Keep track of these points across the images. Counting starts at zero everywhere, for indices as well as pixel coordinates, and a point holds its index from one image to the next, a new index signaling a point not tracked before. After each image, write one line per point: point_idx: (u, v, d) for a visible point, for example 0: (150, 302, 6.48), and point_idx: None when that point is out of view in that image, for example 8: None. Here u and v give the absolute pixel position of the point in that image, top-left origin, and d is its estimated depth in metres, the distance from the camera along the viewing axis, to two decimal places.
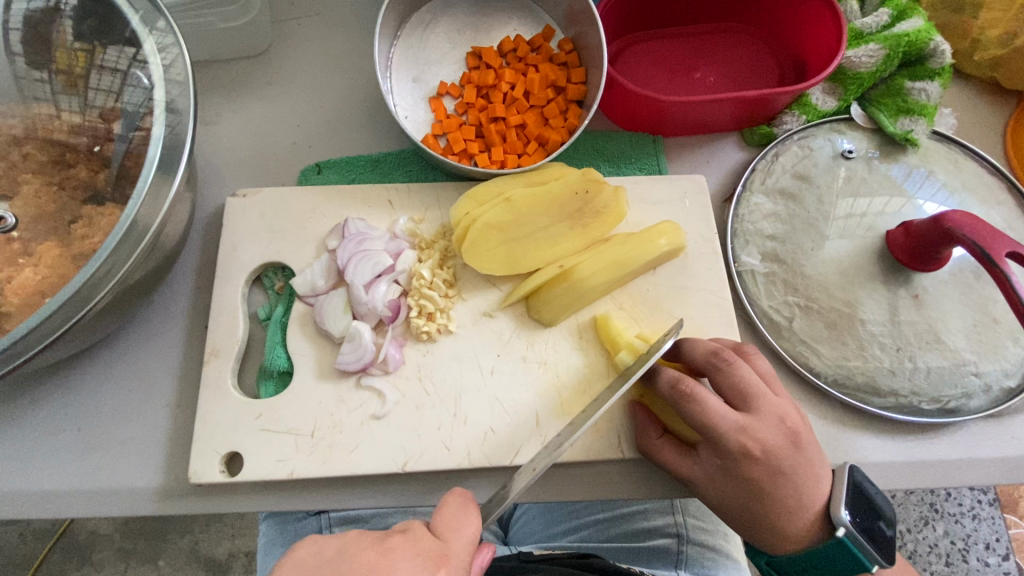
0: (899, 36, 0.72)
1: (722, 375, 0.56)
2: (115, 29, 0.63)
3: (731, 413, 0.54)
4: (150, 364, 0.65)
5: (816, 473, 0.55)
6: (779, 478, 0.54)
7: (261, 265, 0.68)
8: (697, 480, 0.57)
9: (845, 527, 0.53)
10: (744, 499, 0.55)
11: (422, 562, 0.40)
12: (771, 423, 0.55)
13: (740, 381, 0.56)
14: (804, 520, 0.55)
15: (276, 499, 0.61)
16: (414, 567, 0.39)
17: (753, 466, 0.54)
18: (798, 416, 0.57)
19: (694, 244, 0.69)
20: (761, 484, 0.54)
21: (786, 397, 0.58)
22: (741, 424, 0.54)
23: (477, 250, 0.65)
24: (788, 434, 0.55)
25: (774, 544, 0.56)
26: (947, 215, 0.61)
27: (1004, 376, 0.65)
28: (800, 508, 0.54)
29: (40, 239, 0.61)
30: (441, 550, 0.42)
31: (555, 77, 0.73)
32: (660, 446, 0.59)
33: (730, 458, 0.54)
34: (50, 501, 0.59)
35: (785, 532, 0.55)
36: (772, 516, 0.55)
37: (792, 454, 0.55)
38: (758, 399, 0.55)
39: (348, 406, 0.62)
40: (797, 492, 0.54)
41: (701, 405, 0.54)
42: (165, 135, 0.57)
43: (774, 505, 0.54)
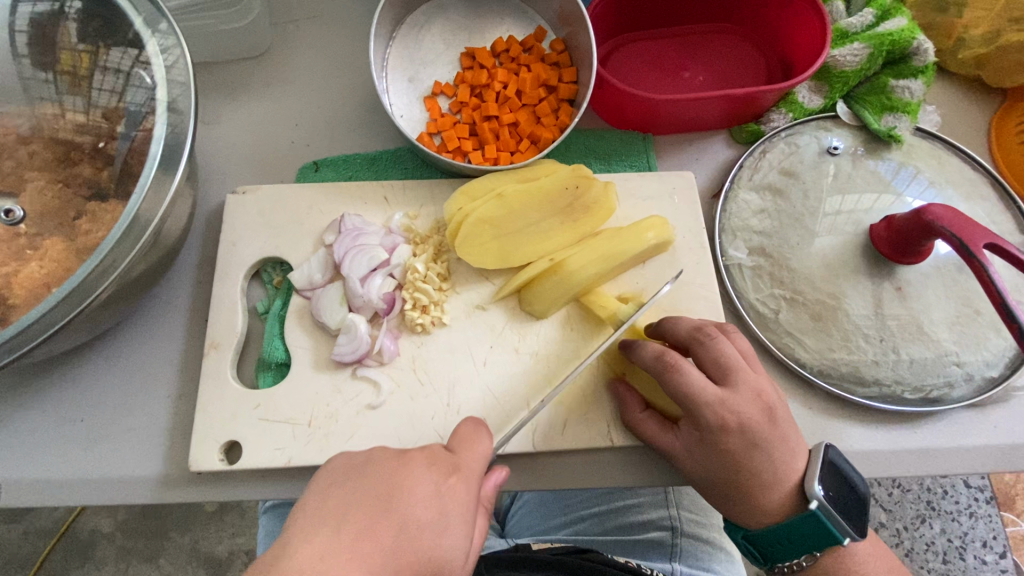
0: (883, 35, 0.74)
1: (704, 349, 0.58)
2: (119, 31, 0.65)
3: (710, 386, 0.55)
4: (151, 356, 0.67)
5: (791, 449, 0.57)
6: (755, 451, 0.55)
7: (260, 260, 0.70)
8: (677, 452, 0.59)
9: (818, 500, 0.55)
10: (720, 472, 0.56)
11: (434, 470, 0.45)
12: (749, 398, 0.56)
13: (721, 356, 0.57)
14: (778, 495, 0.56)
15: (274, 487, 0.63)
16: (425, 475, 0.45)
17: (730, 439, 0.55)
18: (775, 391, 0.58)
19: (682, 239, 0.71)
20: (737, 457, 0.56)
21: (763, 373, 0.59)
22: (720, 397, 0.55)
23: (470, 243, 0.66)
24: (765, 409, 0.56)
25: (748, 516, 0.57)
26: (929, 209, 0.63)
27: (986, 366, 0.66)
28: (776, 482, 0.56)
29: (45, 235, 0.63)
30: (453, 462, 0.47)
31: (547, 77, 0.75)
32: (643, 419, 0.61)
33: (708, 431, 0.56)
34: (54, 489, 0.61)
35: (760, 505, 0.56)
36: (747, 489, 0.56)
37: (768, 428, 0.56)
38: (738, 373, 0.57)
39: (344, 396, 0.64)
40: (772, 467, 0.56)
41: (682, 376, 0.55)
42: (167, 133, 0.59)
43: (750, 478, 0.56)
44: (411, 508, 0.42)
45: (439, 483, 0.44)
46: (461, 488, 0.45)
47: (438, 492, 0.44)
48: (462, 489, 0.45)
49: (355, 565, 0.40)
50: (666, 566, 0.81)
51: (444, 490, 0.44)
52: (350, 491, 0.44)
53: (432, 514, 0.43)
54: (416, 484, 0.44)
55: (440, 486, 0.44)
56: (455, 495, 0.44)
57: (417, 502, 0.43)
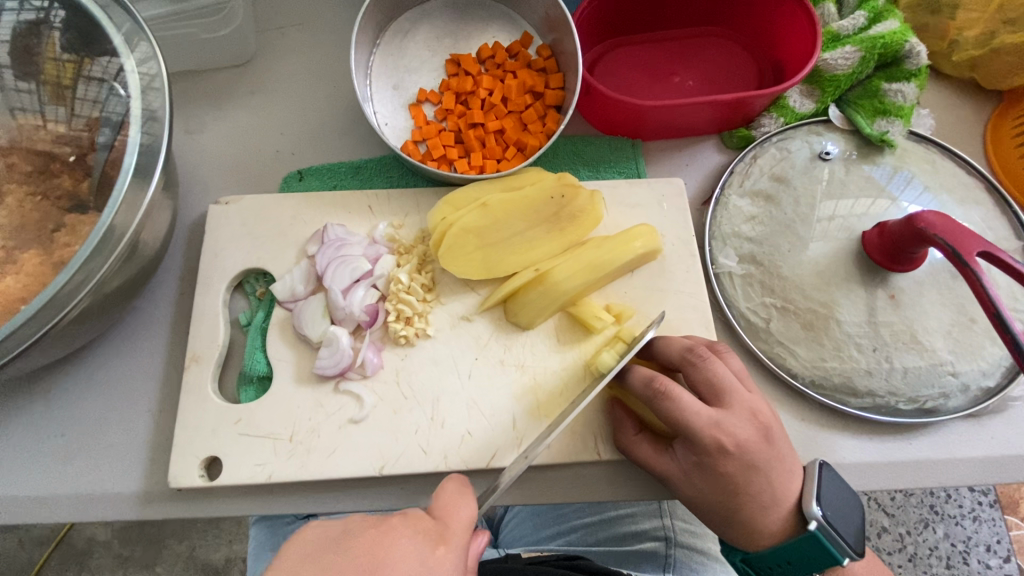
0: (874, 38, 0.73)
1: (697, 371, 0.57)
2: (98, 41, 0.64)
3: (705, 409, 0.54)
4: (133, 370, 0.66)
5: (788, 470, 0.55)
6: (753, 474, 0.54)
7: (242, 271, 0.69)
8: (673, 478, 0.57)
9: (817, 521, 0.54)
10: (719, 497, 0.55)
11: (421, 539, 0.42)
12: (744, 418, 0.55)
13: (713, 377, 0.56)
14: (776, 516, 0.55)
15: (255, 504, 0.61)
16: (413, 545, 0.41)
17: (728, 462, 0.54)
18: (770, 411, 0.57)
19: (671, 247, 0.69)
20: (735, 480, 0.54)
21: (758, 393, 0.58)
22: (715, 419, 0.54)
23: (455, 254, 0.65)
24: (761, 429, 0.55)
25: (748, 541, 0.56)
26: (921, 216, 0.61)
27: (982, 375, 0.65)
28: (773, 504, 0.55)
29: (23, 248, 0.62)
30: (440, 530, 0.44)
31: (533, 83, 0.74)
32: (637, 443, 0.59)
33: (705, 455, 0.54)
34: (32, 506, 0.60)
35: (760, 529, 0.55)
36: (746, 512, 0.55)
37: (765, 449, 0.55)
38: (731, 393, 0.56)
39: (326, 410, 0.62)
40: (770, 488, 0.54)
41: (674, 401, 0.54)
42: (142, 144, 0.58)
43: (749, 501, 0.54)
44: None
45: (427, 553, 0.41)
46: (449, 560, 0.42)
47: (429, 565, 0.40)
48: (450, 561, 0.42)
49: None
50: None
51: (434, 561, 0.41)
52: (329, 567, 0.39)
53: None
54: (404, 557, 0.40)
55: (429, 558, 0.41)
56: (446, 567, 0.41)
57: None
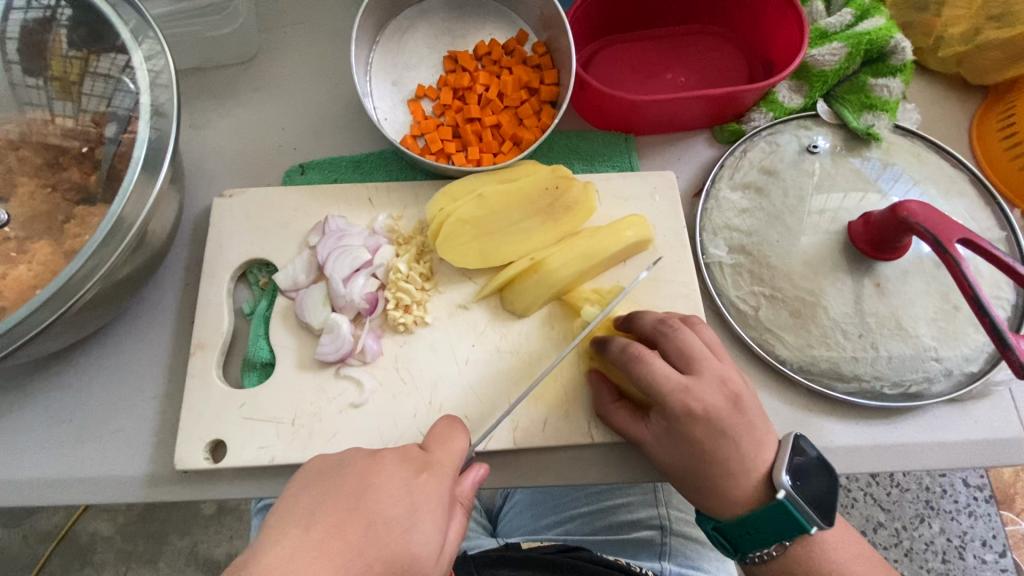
0: (860, 35, 0.75)
1: (668, 340, 0.59)
2: (107, 38, 0.66)
3: (674, 374, 0.56)
4: (140, 357, 0.68)
5: (758, 438, 0.57)
6: (721, 439, 0.56)
7: (246, 262, 0.71)
8: (647, 443, 0.59)
9: (784, 490, 0.55)
10: (689, 461, 0.57)
11: (406, 466, 0.46)
12: (713, 385, 0.57)
13: (684, 346, 0.58)
14: (747, 484, 0.56)
15: (258, 486, 0.63)
16: (397, 470, 0.45)
17: (696, 427, 0.56)
18: (741, 380, 0.59)
19: (663, 238, 0.71)
20: (704, 444, 0.56)
21: (730, 363, 0.60)
22: (684, 384, 0.56)
23: (452, 244, 0.67)
24: (730, 396, 0.57)
25: (718, 506, 0.57)
26: (905, 205, 0.63)
27: (965, 361, 0.67)
28: (743, 471, 0.56)
29: (34, 238, 0.64)
30: (426, 459, 0.47)
31: (529, 78, 0.76)
32: (613, 411, 0.62)
33: (675, 419, 0.56)
34: (41, 488, 0.62)
35: (729, 495, 0.57)
36: (715, 477, 0.56)
37: (734, 415, 0.56)
38: (701, 361, 0.57)
39: (328, 395, 0.64)
40: (738, 454, 0.56)
41: (645, 365, 0.56)
42: (150, 136, 0.61)
43: (717, 467, 0.56)
44: (381, 504, 0.43)
45: (410, 478, 0.45)
46: (433, 484, 0.45)
47: (410, 488, 0.44)
48: (434, 484, 0.45)
49: (323, 561, 0.39)
50: (655, 566, 0.80)
51: (416, 484, 0.45)
52: (321, 491, 0.44)
53: (403, 508, 0.43)
54: (387, 481, 0.44)
55: (412, 482, 0.45)
56: (428, 489, 0.45)
57: (388, 498, 0.43)
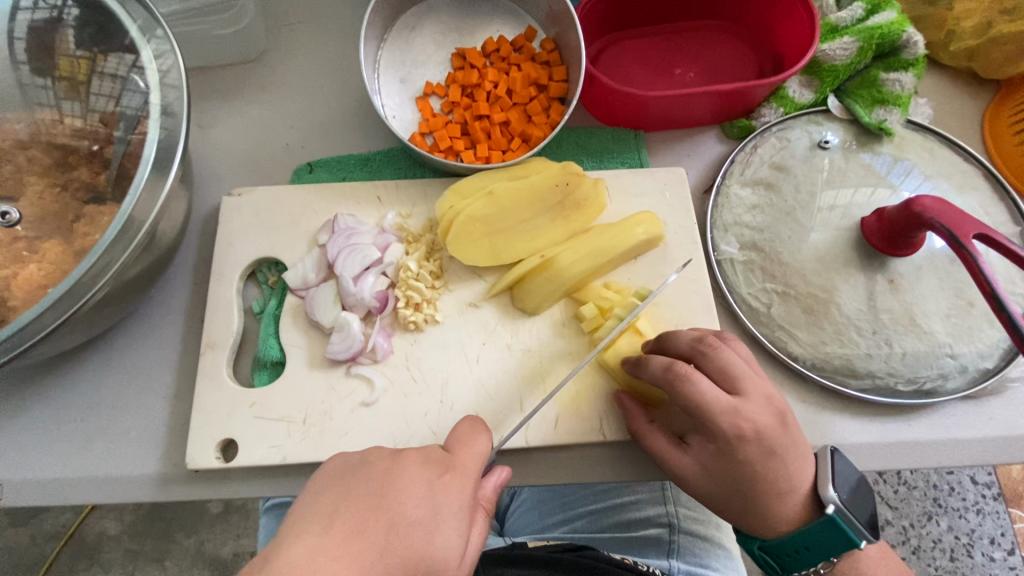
0: (872, 29, 0.74)
1: (707, 361, 0.58)
2: (116, 38, 0.66)
3: (724, 396, 0.55)
4: (150, 356, 0.68)
5: (802, 454, 0.57)
6: (771, 458, 0.55)
7: (255, 260, 0.71)
8: (689, 470, 0.58)
9: (834, 505, 0.56)
10: (738, 485, 0.56)
11: (428, 467, 0.46)
12: (761, 405, 0.56)
13: (725, 366, 0.57)
14: (793, 502, 0.57)
15: (269, 485, 0.63)
16: (419, 472, 0.45)
17: (747, 449, 0.55)
18: (781, 395, 0.59)
19: (674, 235, 0.71)
20: (755, 466, 0.55)
21: (766, 377, 0.60)
22: (734, 407, 0.55)
23: (462, 241, 0.67)
24: (777, 413, 0.57)
25: (765, 528, 0.57)
26: (919, 200, 0.62)
27: (980, 357, 0.66)
28: (791, 491, 0.56)
29: (44, 238, 0.64)
30: (448, 460, 0.48)
31: (537, 75, 0.75)
32: (651, 432, 0.60)
33: (724, 442, 0.55)
34: (52, 487, 0.62)
35: (777, 516, 0.57)
36: (764, 499, 0.56)
37: (782, 433, 0.56)
38: (745, 381, 0.57)
39: (339, 394, 0.64)
40: (786, 474, 0.56)
41: (694, 386, 0.55)
42: (160, 135, 0.60)
43: (768, 488, 0.56)
44: (402, 506, 0.42)
45: (433, 478, 0.45)
46: (455, 485, 0.45)
47: (432, 489, 0.44)
48: (456, 485, 0.45)
49: (344, 561, 0.39)
50: (664, 564, 0.80)
51: (439, 485, 0.45)
52: (341, 491, 0.44)
53: (425, 509, 0.43)
54: (410, 479, 0.44)
55: (436, 482, 0.45)
56: (450, 490, 0.45)
57: (410, 499, 0.43)
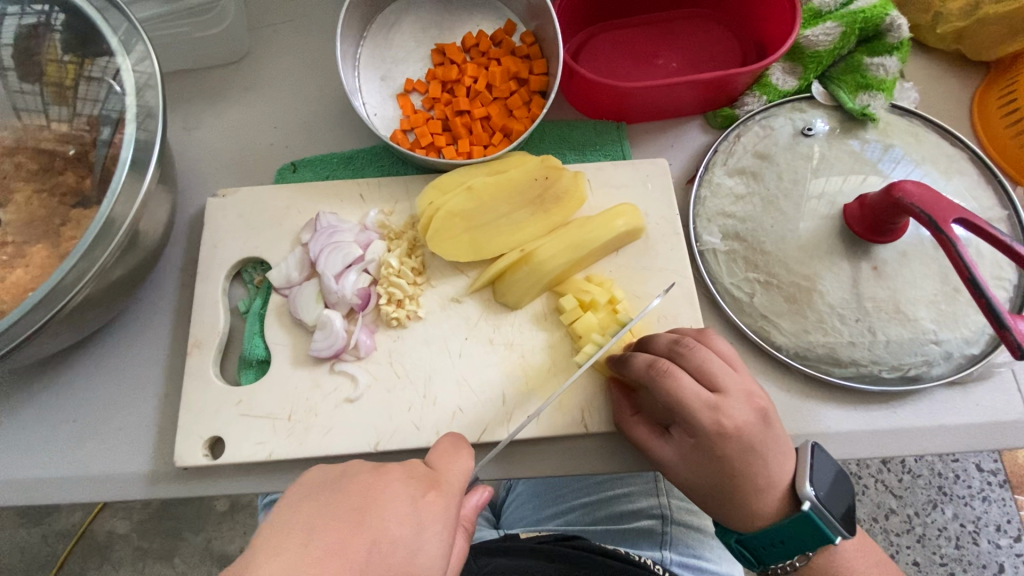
0: (855, 13, 0.73)
1: (684, 360, 0.58)
2: (96, 43, 0.67)
3: (704, 393, 0.56)
4: (139, 357, 0.69)
5: (784, 452, 0.57)
6: (751, 455, 0.55)
7: (240, 260, 0.71)
8: (669, 460, 0.58)
9: (810, 501, 0.55)
10: (716, 478, 0.56)
11: (412, 484, 0.44)
12: (742, 401, 0.56)
13: (702, 363, 0.57)
14: (771, 499, 0.57)
15: (256, 482, 0.64)
16: (405, 488, 0.43)
17: (728, 445, 0.55)
18: (763, 394, 0.59)
19: (656, 226, 0.71)
20: (734, 462, 0.55)
21: (746, 374, 0.59)
22: (714, 403, 0.55)
23: (442, 238, 0.67)
24: (758, 412, 0.56)
25: (743, 522, 0.57)
26: (900, 185, 0.62)
27: (965, 343, 0.66)
28: (769, 487, 0.56)
29: (32, 242, 0.65)
30: (433, 477, 0.46)
31: (517, 69, 0.75)
32: (634, 422, 0.61)
33: (704, 437, 0.55)
34: (45, 486, 0.63)
35: (755, 511, 0.57)
36: (742, 494, 0.56)
37: (763, 432, 0.56)
38: (724, 378, 0.57)
39: (323, 390, 0.65)
40: (767, 471, 0.56)
41: (674, 381, 0.55)
42: (137, 138, 0.61)
43: (746, 484, 0.56)
44: (385, 524, 0.40)
45: (417, 497, 0.43)
46: (440, 504, 0.44)
47: (416, 507, 0.43)
48: (440, 505, 0.44)
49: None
50: (656, 555, 0.81)
51: (423, 504, 0.43)
52: (323, 503, 0.41)
53: (409, 528, 0.41)
54: (394, 496, 0.42)
55: (419, 500, 0.43)
56: (434, 510, 0.43)
57: (394, 518, 0.41)
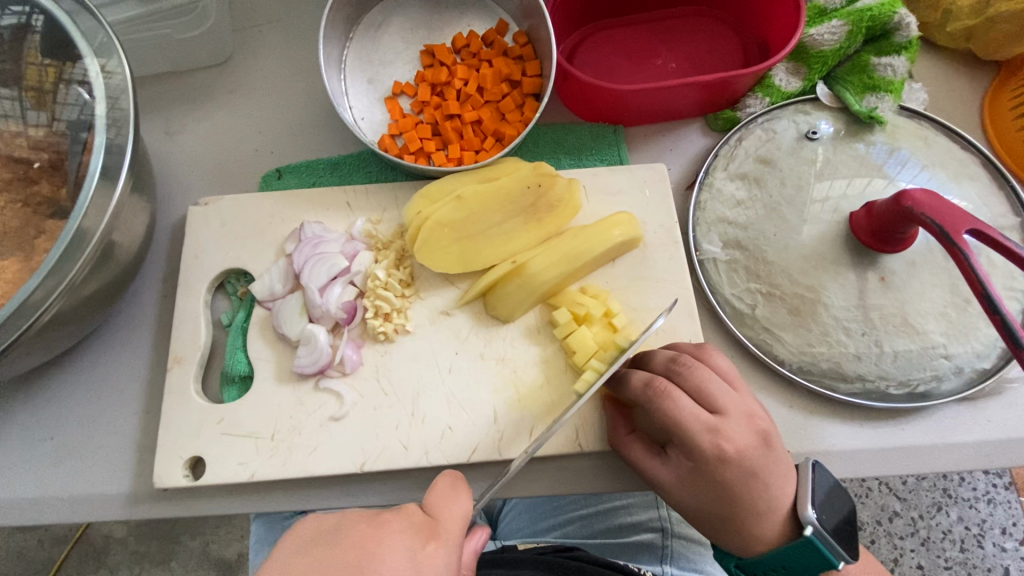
0: (862, 11, 0.70)
1: (682, 379, 0.56)
2: (70, 46, 0.64)
3: (702, 414, 0.54)
4: (119, 373, 0.67)
5: (786, 475, 0.55)
6: (750, 479, 0.53)
7: (222, 271, 0.69)
8: (666, 483, 0.56)
9: (812, 526, 0.53)
10: (715, 502, 0.54)
11: (411, 535, 0.41)
12: (742, 423, 0.54)
13: (702, 383, 0.55)
14: (772, 523, 0.54)
15: (239, 503, 0.62)
16: (403, 541, 0.41)
17: (727, 469, 0.53)
18: (765, 414, 0.56)
19: (654, 235, 0.68)
20: (734, 486, 0.53)
21: (746, 392, 0.57)
22: (713, 425, 0.53)
23: (431, 248, 0.65)
24: (759, 434, 0.54)
25: (742, 546, 0.55)
26: (907, 194, 0.59)
27: (976, 358, 0.63)
28: (770, 512, 0.54)
29: (5, 254, 0.63)
30: (433, 525, 0.43)
31: (509, 71, 0.72)
32: (630, 442, 0.58)
33: (702, 460, 0.53)
34: (21, 508, 0.61)
35: (756, 535, 0.54)
36: (742, 518, 0.54)
37: (763, 455, 0.54)
38: (724, 399, 0.55)
39: (307, 408, 0.63)
40: (767, 495, 0.54)
41: (672, 403, 0.53)
42: (109, 147, 0.58)
43: (746, 508, 0.53)
44: None
45: (416, 550, 0.40)
46: (441, 555, 0.41)
47: (416, 562, 0.40)
48: (441, 555, 0.41)
49: None
50: (656, 568, 0.78)
51: (424, 558, 0.40)
52: (316, 562, 0.39)
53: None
54: (391, 551, 0.40)
55: (419, 554, 0.40)
56: (436, 562, 0.40)
57: (392, 575, 0.38)
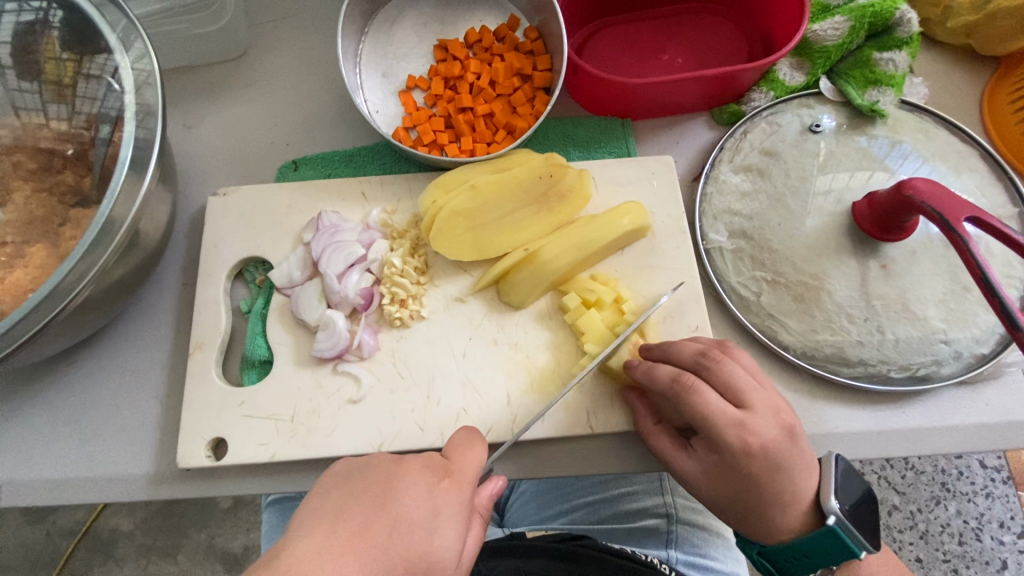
0: (863, 8, 0.72)
1: (710, 375, 0.57)
2: (94, 40, 0.66)
3: (731, 409, 0.55)
4: (140, 359, 0.68)
5: (808, 466, 0.56)
6: (777, 473, 0.55)
7: (241, 259, 0.71)
8: (692, 475, 0.57)
9: (835, 515, 0.55)
10: (741, 494, 0.56)
11: (428, 470, 0.44)
12: (768, 418, 0.56)
13: (729, 378, 0.56)
14: (795, 513, 0.56)
15: (260, 483, 0.64)
16: (420, 475, 0.44)
17: (754, 463, 0.54)
18: (790, 408, 0.58)
19: (662, 224, 0.70)
20: (761, 479, 0.55)
21: (772, 387, 0.58)
22: (741, 420, 0.55)
23: (445, 236, 0.67)
24: (784, 428, 0.56)
25: (766, 534, 0.57)
26: (909, 183, 0.61)
27: (975, 343, 0.65)
28: (793, 503, 0.56)
29: (31, 242, 0.64)
30: (448, 465, 0.46)
31: (521, 65, 0.74)
32: (656, 433, 0.60)
33: (730, 455, 0.54)
34: (47, 488, 0.63)
35: (779, 524, 0.56)
36: (767, 509, 0.56)
37: (789, 448, 0.55)
38: (751, 394, 0.56)
39: (326, 391, 0.64)
40: (792, 487, 0.55)
41: (700, 398, 0.55)
42: (135, 136, 0.60)
43: (771, 499, 0.55)
44: (403, 509, 0.41)
45: (432, 483, 0.43)
46: (455, 490, 0.44)
47: (432, 493, 0.43)
48: (457, 490, 0.44)
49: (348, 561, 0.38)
50: (662, 554, 0.79)
51: (439, 490, 0.43)
52: (347, 492, 0.43)
53: (425, 514, 0.41)
54: (410, 482, 0.43)
55: (435, 487, 0.43)
56: (451, 495, 0.43)
57: (411, 502, 0.42)
